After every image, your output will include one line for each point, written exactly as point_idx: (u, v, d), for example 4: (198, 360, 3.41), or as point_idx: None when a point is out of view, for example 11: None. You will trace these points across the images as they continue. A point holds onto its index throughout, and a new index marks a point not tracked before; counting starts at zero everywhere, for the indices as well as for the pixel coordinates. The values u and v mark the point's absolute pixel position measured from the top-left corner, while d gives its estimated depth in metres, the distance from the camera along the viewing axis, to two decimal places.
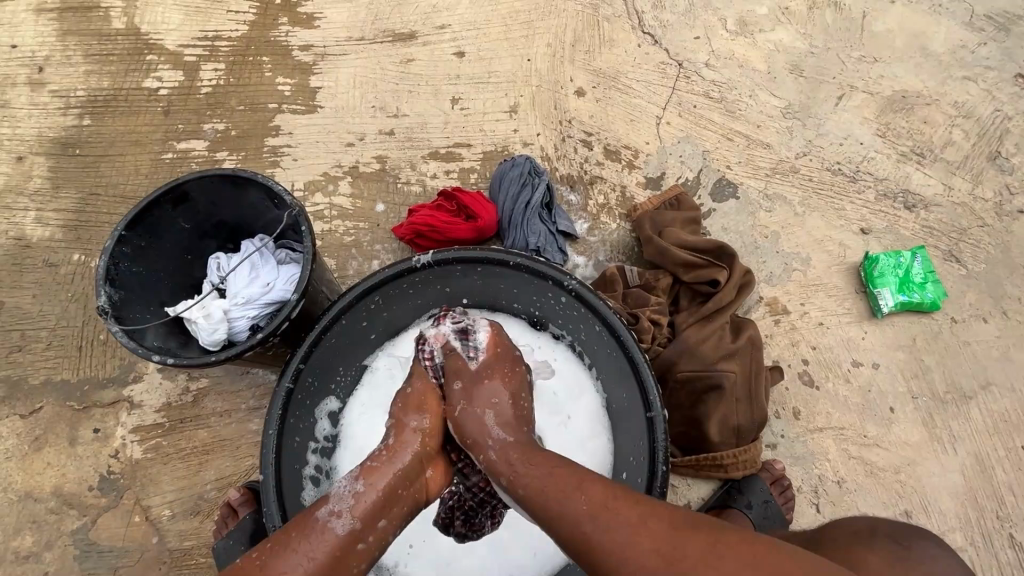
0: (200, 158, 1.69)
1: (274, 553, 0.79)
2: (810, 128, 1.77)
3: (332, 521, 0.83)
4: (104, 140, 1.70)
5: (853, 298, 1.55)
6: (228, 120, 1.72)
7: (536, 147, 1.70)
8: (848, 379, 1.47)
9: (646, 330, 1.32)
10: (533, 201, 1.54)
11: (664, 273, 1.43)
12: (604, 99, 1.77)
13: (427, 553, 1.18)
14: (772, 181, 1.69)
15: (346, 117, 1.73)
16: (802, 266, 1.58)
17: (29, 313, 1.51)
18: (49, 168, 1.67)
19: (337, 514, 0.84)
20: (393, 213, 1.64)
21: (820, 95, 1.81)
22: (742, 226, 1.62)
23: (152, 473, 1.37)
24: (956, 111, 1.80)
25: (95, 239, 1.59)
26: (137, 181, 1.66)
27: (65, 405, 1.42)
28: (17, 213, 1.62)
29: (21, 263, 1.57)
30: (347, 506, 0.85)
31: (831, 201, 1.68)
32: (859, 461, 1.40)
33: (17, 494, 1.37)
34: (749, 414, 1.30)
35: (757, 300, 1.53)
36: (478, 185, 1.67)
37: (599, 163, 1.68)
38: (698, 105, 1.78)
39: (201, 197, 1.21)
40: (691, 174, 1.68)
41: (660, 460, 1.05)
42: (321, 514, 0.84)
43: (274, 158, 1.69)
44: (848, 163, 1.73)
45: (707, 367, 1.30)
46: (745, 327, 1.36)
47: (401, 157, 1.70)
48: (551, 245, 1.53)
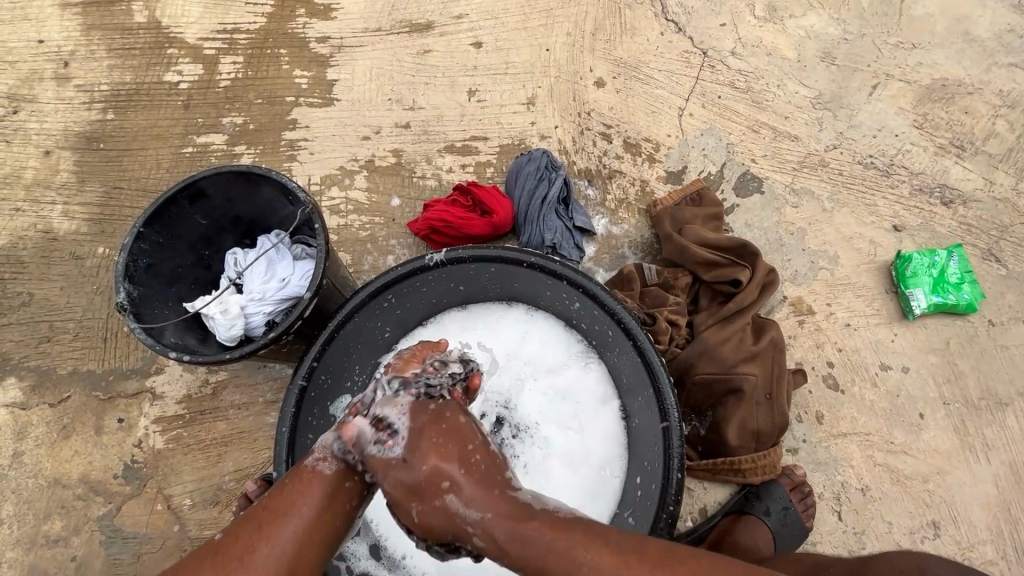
0: (219, 152, 1.70)
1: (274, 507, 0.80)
2: (841, 119, 1.69)
3: (320, 465, 0.83)
4: (127, 134, 1.73)
5: (883, 299, 1.49)
6: (246, 113, 1.72)
7: (553, 140, 1.66)
8: (875, 384, 1.41)
9: (663, 330, 1.29)
10: (549, 196, 1.51)
11: (683, 272, 1.39)
12: (624, 90, 1.72)
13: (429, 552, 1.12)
14: (799, 175, 1.62)
15: (362, 110, 1.72)
16: (829, 265, 1.52)
17: (56, 305, 1.55)
18: (75, 162, 1.70)
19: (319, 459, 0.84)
20: (408, 208, 1.63)
21: (853, 84, 1.73)
22: (766, 223, 1.56)
23: (173, 463, 1.41)
24: (1001, 101, 1.70)
25: (119, 233, 1.62)
26: (158, 175, 1.68)
27: (90, 395, 1.46)
28: (45, 206, 1.66)
29: (49, 256, 1.61)
30: (332, 447, 0.85)
31: (862, 196, 1.60)
32: (885, 468, 1.35)
33: (47, 480, 1.41)
34: (770, 419, 1.26)
35: (781, 299, 1.47)
36: (494, 179, 1.65)
37: (618, 156, 1.64)
38: (723, 95, 1.71)
39: (217, 193, 1.21)
40: (714, 168, 1.63)
41: (676, 468, 1.05)
42: (309, 461, 0.84)
43: (291, 152, 1.69)
44: (881, 156, 1.65)
45: (727, 370, 1.26)
46: (768, 328, 1.31)
47: (417, 151, 1.68)
48: (568, 241, 1.50)
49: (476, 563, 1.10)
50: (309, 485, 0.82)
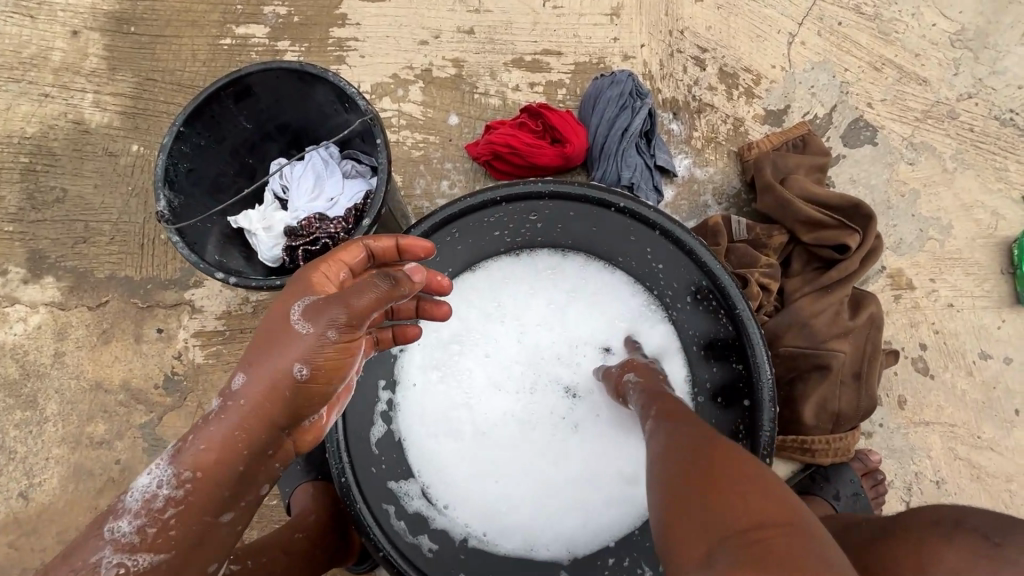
0: (260, 47, 1.51)
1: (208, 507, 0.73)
2: (982, 63, 1.42)
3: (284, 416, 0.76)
4: (159, 18, 1.55)
5: (995, 280, 1.31)
6: (290, 3, 1.52)
7: (637, 62, 1.44)
8: (970, 373, 1.27)
9: (753, 295, 1.13)
10: (631, 128, 1.32)
11: (779, 229, 1.21)
12: (727, 7, 1.46)
13: (479, 501, 1.06)
14: (921, 127, 1.40)
15: (421, 9, 1.50)
16: (940, 235, 1.34)
17: (92, 204, 1.47)
18: (104, 46, 1.55)
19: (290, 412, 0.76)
20: (467, 128, 1.46)
21: (1005, 20, 1.44)
22: (875, 180, 1.36)
23: (213, 379, 1.36)
24: None
25: (154, 130, 1.49)
26: (195, 68, 1.52)
27: (129, 301, 1.41)
28: (75, 93, 1.53)
29: (82, 149, 1.50)
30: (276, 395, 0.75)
31: (992, 158, 1.38)
32: (966, 463, 1.23)
33: (89, 382, 1.39)
34: (854, 400, 1.14)
35: (879, 270, 1.31)
36: (565, 103, 1.45)
37: (711, 87, 1.42)
38: (844, 22, 1.45)
39: (265, 93, 1.06)
40: (821, 110, 1.40)
41: (764, 451, 0.92)
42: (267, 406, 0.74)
43: (339, 52, 1.50)
44: (1023, 111, 1.40)
45: (815, 344, 1.13)
46: (867, 303, 1.16)
47: (480, 62, 1.48)
48: (646, 183, 1.33)
49: (530, 516, 1.06)
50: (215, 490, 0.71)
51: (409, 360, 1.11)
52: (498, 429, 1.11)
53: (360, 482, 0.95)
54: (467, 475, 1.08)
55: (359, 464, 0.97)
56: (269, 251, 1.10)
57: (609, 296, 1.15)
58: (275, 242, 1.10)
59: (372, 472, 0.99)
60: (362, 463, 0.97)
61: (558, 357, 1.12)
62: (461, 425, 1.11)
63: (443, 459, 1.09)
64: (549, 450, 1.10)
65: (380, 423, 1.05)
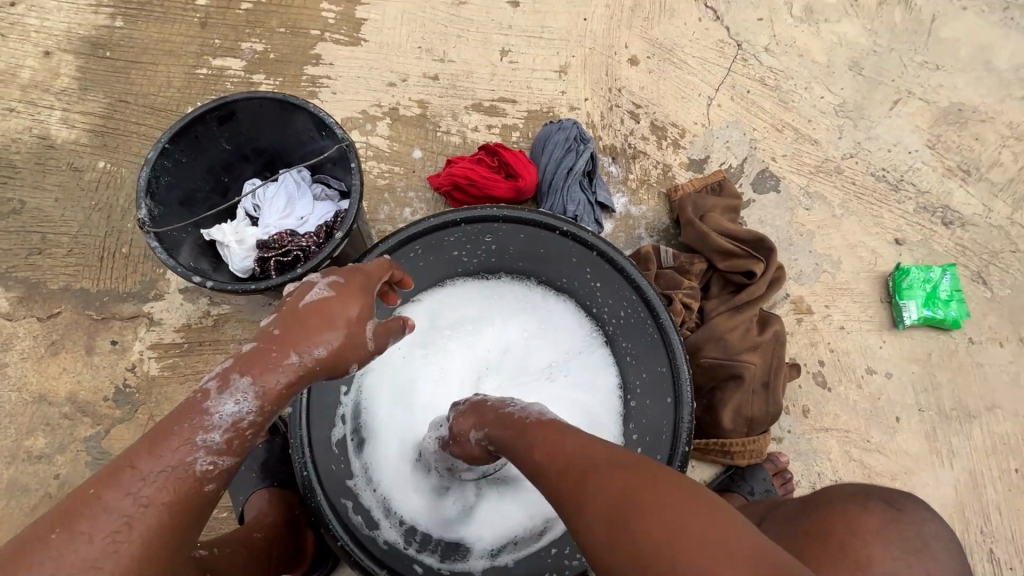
0: (236, 78, 1.62)
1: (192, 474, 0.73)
2: (860, 130, 1.73)
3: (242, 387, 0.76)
4: (136, 45, 1.63)
5: (877, 307, 1.55)
6: (267, 41, 1.65)
7: (582, 113, 1.65)
8: (860, 385, 1.48)
9: (677, 313, 1.31)
10: (576, 167, 1.50)
11: (699, 259, 1.41)
12: (657, 71, 1.71)
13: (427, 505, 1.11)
14: (815, 179, 1.67)
15: (391, 55, 1.67)
16: (832, 269, 1.58)
17: (51, 216, 1.48)
18: (77, 68, 1.60)
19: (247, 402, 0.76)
20: (430, 162, 1.60)
21: (876, 97, 1.77)
22: (779, 221, 1.61)
23: (168, 391, 1.37)
24: (1008, 132, 1.76)
25: (122, 148, 1.54)
26: (169, 94, 1.60)
27: (83, 313, 1.41)
28: (42, 110, 1.56)
29: (45, 164, 1.52)
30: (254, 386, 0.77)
31: (870, 207, 1.66)
32: (859, 464, 1.42)
33: (32, 395, 1.36)
34: (764, 406, 1.31)
35: (784, 296, 1.53)
36: (519, 144, 1.63)
37: (644, 137, 1.64)
38: (751, 90, 1.73)
39: (247, 118, 1.16)
40: (735, 162, 1.65)
41: (683, 441, 1.07)
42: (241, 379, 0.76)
43: (312, 87, 1.63)
44: (892, 170, 1.70)
45: (730, 357, 1.31)
46: (772, 322, 1.36)
47: (443, 105, 1.64)
48: (589, 216, 1.50)
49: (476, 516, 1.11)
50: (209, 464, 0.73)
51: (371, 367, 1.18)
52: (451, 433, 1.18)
53: (322, 478, 1.03)
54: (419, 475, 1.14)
55: (319, 457, 1.04)
56: (240, 262, 1.17)
57: (559, 316, 1.27)
58: (246, 254, 1.17)
59: (331, 470, 1.05)
60: (322, 461, 1.04)
61: (512, 370, 1.23)
62: (416, 429, 1.17)
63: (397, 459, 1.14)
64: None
65: (338, 425, 1.11)
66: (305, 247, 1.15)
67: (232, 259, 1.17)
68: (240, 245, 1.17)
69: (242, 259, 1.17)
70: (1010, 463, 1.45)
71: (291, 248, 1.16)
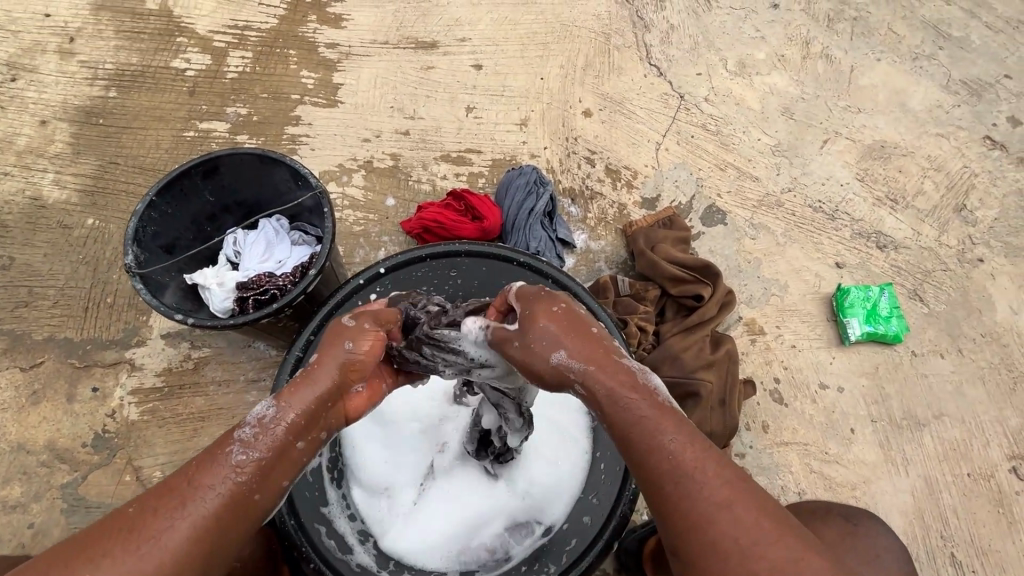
0: (221, 139, 1.76)
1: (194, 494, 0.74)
2: (795, 167, 1.91)
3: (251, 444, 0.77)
4: (128, 113, 1.77)
5: (824, 326, 1.66)
6: (251, 105, 1.80)
7: (542, 160, 1.81)
8: (814, 400, 1.57)
9: (632, 335, 1.41)
10: (536, 208, 1.64)
11: (653, 286, 1.52)
12: (608, 121, 1.89)
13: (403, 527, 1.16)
14: (758, 212, 1.82)
15: (365, 114, 1.82)
16: (780, 292, 1.70)
17: (39, 271, 1.55)
18: (71, 134, 1.72)
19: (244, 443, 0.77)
20: (402, 208, 1.72)
21: (807, 138, 1.96)
22: (727, 250, 1.74)
23: (146, 435, 1.40)
24: (929, 164, 1.95)
25: (111, 205, 1.64)
26: (157, 155, 1.72)
27: (66, 362, 1.46)
28: (36, 174, 1.67)
29: (35, 222, 1.61)
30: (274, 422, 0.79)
31: (811, 235, 1.80)
32: (819, 475, 1.49)
33: (10, 444, 1.39)
34: (722, 421, 1.38)
35: (737, 318, 1.64)
36: (485, 190, 1.76)
37: (599, 180, 1.79)
38: (695, 135, 1.91)
39: (229, 173, 1.27)
40: (684, 199, 1.80)
41: None
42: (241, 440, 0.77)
43: (292, 145, 1.77)
44: (828, 201, 1.87)
45: (686, 375, 1.39)
46: (724, 341, 1.46)
47: (414, 156, 1.79)
48: (550, 251, 1.62)
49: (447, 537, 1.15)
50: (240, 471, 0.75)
51: None
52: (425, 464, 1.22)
53: (292, 503, 1.08)
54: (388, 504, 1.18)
55: (289, 477, 1.10)
56: (220, 303, 1.25)
57: None
58: (226, 295, 1.25)
59: (306, 494, 1.11)
60: (296, 485, 1.11)
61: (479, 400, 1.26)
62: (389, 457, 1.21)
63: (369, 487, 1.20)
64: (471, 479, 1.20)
65: (314, 453, 1.17)
66: (281, 285, 1.24)
67: (212, 300, 1.25)
68: (221, 288, 1.25)
69: (222, 299, 1.25)
70: (961, 468, 1.53)
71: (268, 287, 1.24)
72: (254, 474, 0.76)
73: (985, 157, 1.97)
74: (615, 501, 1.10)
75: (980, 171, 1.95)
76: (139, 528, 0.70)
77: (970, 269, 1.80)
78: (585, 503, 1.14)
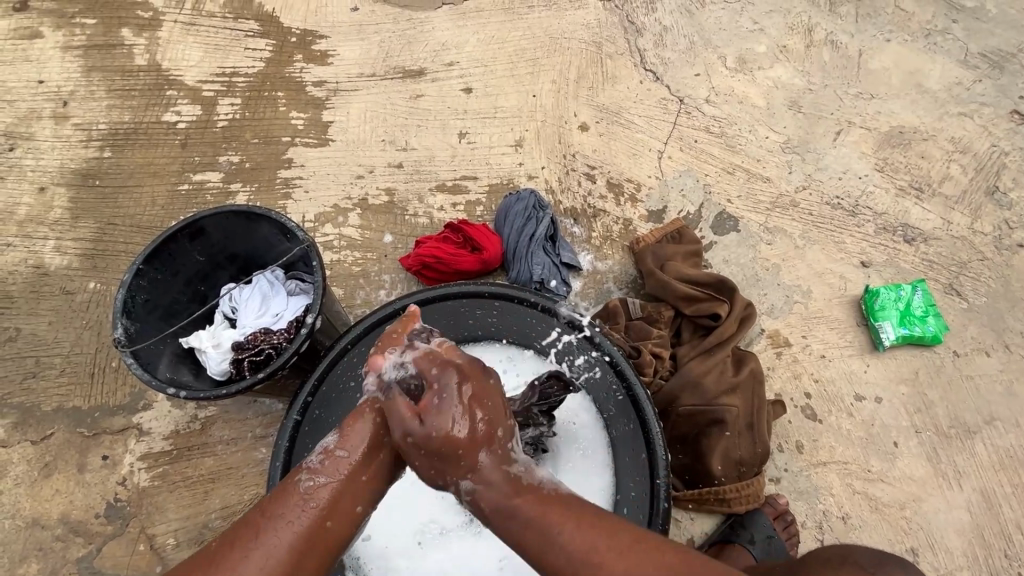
0: (215, 190, 1.74)
1: (251, 523, 0.79)
2: (808, 162, 1.80)
3: (308, 483, 0.82)
4: (122, 172, 1.77)
5: (854, 331, 1.56)
6: (242, 152, 1.78)
7: (540, 180, 1.75)
8: (850, 414, 1.46)
9: (647, 362, 1.34)
10: (537, 233, 1.57)
11: (665, 307, 1.45)
12: (606, 134, 1.82)
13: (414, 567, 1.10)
14: (772, 215, 1.72)
15: (357, 150, 1.79)
16: (803, 298, 1.60)
17: (45, 340, 1.55)
18: (69, 199, 1.73)
19: (310, 474, 0.83)
20: (401, 244, 1.68)
21: (818, 131, 1.85)
22: (743, 259, 1.65)
23: (158, 501, 1.38)
24: (953, 147, 1.82)
25: (111, 268, 1.64)
26: (153, 212, 1.71)
27: (75, 432, 1.44)
28: (38, 242, 1.68)
29: (39, 291, 1.61)
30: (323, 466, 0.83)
31: (832, 234, 1.70)
32: (864, 496, 1.39)
33: (25, 520, 1.38)
34: (751, 447, 1.31)
35: (759, 332, 1.54)
36: (483, 218, 1.71)
37: (602, 196, 1.72)
38: (698, 139, 1.82)
39: (217, 231, 1.25)
40: (692, 208, 1.72)
41: (660, 497, 1.08)
42: (299, 477, 0.82)
43: (286, 189, 1.74)
44: (847, 197, 1.76)
45: (707, 402, 1.31)
46: (747, 360, 1.37)
47: (408, 190, 1.74)
48: (555, 277, 1.56)
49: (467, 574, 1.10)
50: (315, 500, 0.80)
51: None
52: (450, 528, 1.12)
53: None
54: (414, 571, 1.10)
55: None
56: (217, 365, 1.21)
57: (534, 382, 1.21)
58: (222, 358, 1.21)
59: None
60: None
61: None
62: (412, 520, 1.13)
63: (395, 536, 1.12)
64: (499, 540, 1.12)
65: None
66: (277, 342, 1.19)
67: (209, 363, 1.22)
68: (216, 350, 1.22)
69: (219, 362, 1.21)
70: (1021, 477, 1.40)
71: (265, 346, 1.19)
72: (322, 503, 0.81)
73: (1014, 133, 1.84)
74: None
75: (1011, 149, 1.82)
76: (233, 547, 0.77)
77: (1009, 256, 1.68)
78: None
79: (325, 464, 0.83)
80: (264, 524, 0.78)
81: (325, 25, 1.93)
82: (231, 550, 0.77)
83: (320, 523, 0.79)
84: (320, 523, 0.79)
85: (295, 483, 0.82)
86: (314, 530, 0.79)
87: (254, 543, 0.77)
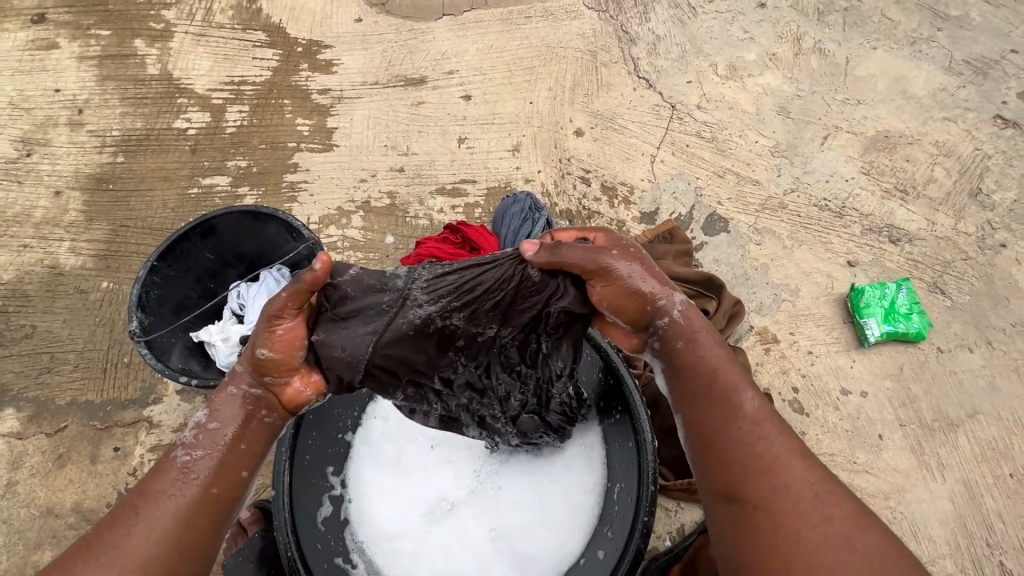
0: (224, 193, 1.81)
1: (133, 504, 0.82)
2: (797, 166, 1.86)
3: (179, 463, 0.86)
4: (135, 176, 1.84)
5: (841, 328, 1.61)
6: (250, 157, 1.85)
7: (537, 183, 1.81)
8: (837, 408, 1.51)
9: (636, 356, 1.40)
10: (533, 234, 1.63)
11: None
12: (601, 138, 1.88)
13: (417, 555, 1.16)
14: (761, 216, 1.78)
15: (360, 155, 1.85)
16: (791, 297, 1.65)
17: (59, 336, 1.61)
18: (83, 202, 1.80)
19: (185, 453, 0.87)
20: (402, 245, 1.74)
21: (806, 135, 1.91)
22: (733, 258, 1.70)
23: None
24: (938, 150, 1.88)
25: (123, 268, 1.70)
26: (163, 214, 1.78)
27: (88, 424, 1.50)
28: (53, 243, 1.74)
29: (54, 290, 1.68)
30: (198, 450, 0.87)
31: (819, 235, 1.76)
32: (849, 487, 1.43)
33: (39, 509, 1.43)
34: None
35: (748, 328, 1.60)
36: (482, 219, 1.77)
37: (596, 199, 1.78)
38: (690, 144, 1.88)
39: (226, 230, 1.31)
40: (683, 210, 1.77)
41: (648, 481, 1.11)
42: (176, 458, 0.86)
43: (291, 193, 1.81)
44: (834, 199, 1.82)
45: None
46: (734, 355, 1.44)
47: (410, 193, 1.81)
48: None
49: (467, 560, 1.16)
50: (191, 474, 0.85)
51: (356, 452, 1.25)
52: (447, 513, 1.19)
53: (304, 559, 1.11)
54: (417, 555, 1.16)
55: (303, 540, 1.13)
56: (227, 358, 1.27)
57: None
58: (232, 352, 1.27)
59: (317, 548, 1.13)
60: (306, 540, 1.13)
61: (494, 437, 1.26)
62: (417, 507, 1.20)
63: (398, 524, 1.18)
64: (494, 520, 1.19)
65: (327, 503, 1.18)
66: None
67: (219, 356, 1.28)
68: (225, 345, 1.28)
69: (228, 355, 1.28)
70: (1003, 468, 1.45)
71: None
72: (199, 482, 0.86)
73: (997, 137, 1.89)
74: (628, 534, 1.10)
75: (994, 153, 1.87)
76: (110, 530, 0.80)
77: (992, 256, 1.73)
78: (601, 536, 1.13)
79: (195, 446, 0.87)
80: (144, 506, 0.82)
81: (329, 35, 2.01)
82: (111, 529, 0.80)
83: (203, 498, 0.85)
84: (204, 498, 0.85)
85: (171, 461, 0.86)
86: (196, 506, 0.84)
87: (134, 522, 0.81)
